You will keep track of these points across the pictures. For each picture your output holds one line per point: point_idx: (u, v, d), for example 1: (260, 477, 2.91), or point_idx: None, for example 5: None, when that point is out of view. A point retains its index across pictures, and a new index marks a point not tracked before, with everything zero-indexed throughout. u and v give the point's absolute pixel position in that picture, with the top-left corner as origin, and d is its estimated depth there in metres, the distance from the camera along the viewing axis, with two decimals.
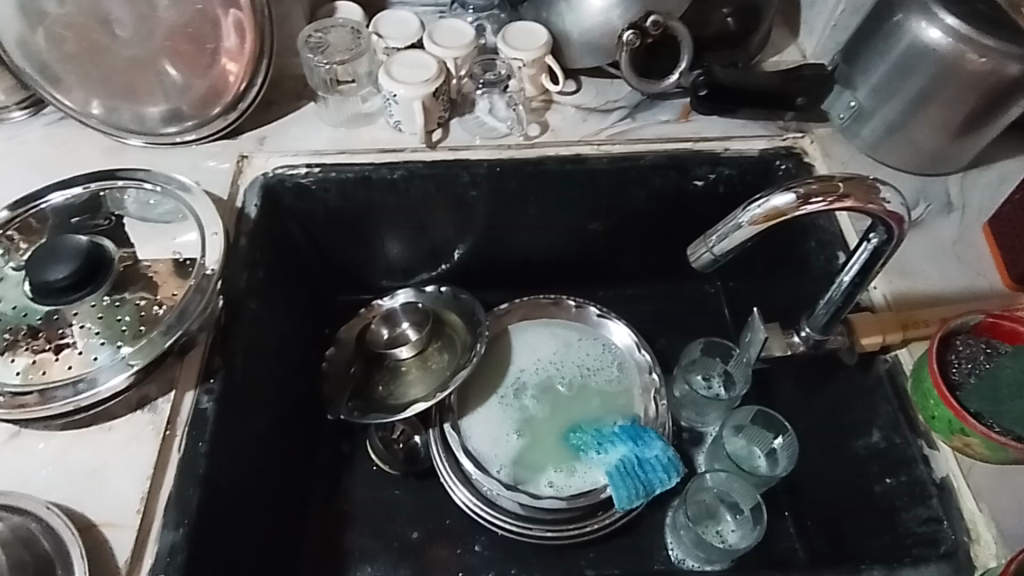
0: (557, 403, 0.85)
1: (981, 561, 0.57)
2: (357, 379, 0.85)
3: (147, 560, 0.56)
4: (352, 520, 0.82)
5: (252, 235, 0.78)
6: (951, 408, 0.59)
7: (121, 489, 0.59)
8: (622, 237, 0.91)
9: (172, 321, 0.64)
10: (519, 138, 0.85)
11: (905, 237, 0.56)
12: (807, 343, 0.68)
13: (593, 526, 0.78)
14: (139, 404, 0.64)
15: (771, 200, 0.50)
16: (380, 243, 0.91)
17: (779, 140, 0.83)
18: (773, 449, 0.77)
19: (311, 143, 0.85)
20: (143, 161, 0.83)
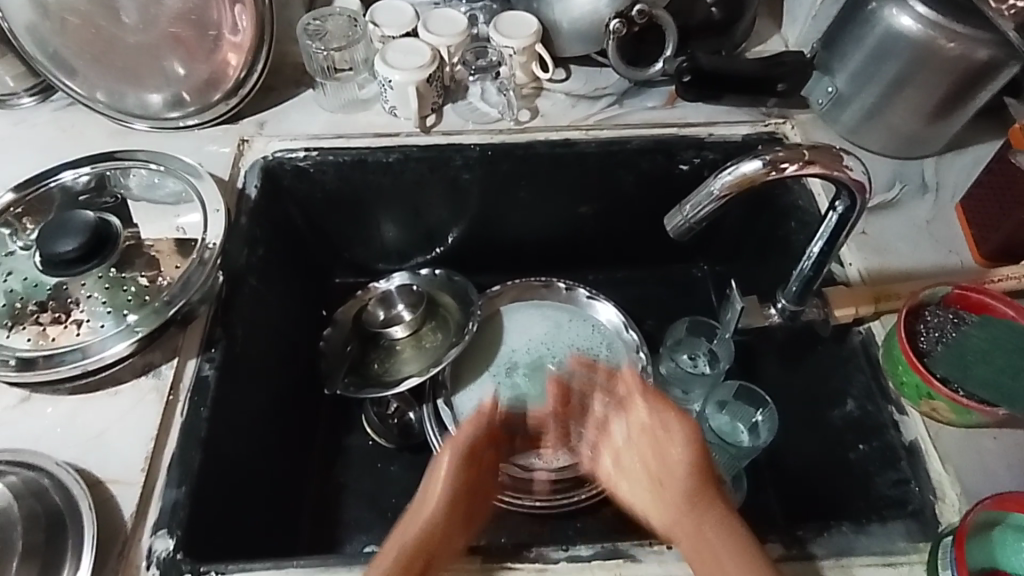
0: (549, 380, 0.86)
1: (946, 517, 0.59)
2: (353, 356, 0.89)
3: (151, 515, 0.59)
4: (348, 491, 0.84)
5: (252, 214, 0.81)
6: (919, 373, 0.61)
7: (127, 449, 0.62)
8: (611, 221, 0.94)
9: (176, 292, 0.68)
10: (510, 122, 0.88)
11: (868, 205, 0.59)
12: (783, 315, 0.71)
13: (581, 496, 0.79)
14: (144, 370, 0.67)
15: (741, 167, 0.53)
16: (376, 225, 0.94)
17: (762, 126, 0.86)
18: (755, 424, 0.79)
19: (309, 128, 0.88)
20: (148, 144, 0.86)
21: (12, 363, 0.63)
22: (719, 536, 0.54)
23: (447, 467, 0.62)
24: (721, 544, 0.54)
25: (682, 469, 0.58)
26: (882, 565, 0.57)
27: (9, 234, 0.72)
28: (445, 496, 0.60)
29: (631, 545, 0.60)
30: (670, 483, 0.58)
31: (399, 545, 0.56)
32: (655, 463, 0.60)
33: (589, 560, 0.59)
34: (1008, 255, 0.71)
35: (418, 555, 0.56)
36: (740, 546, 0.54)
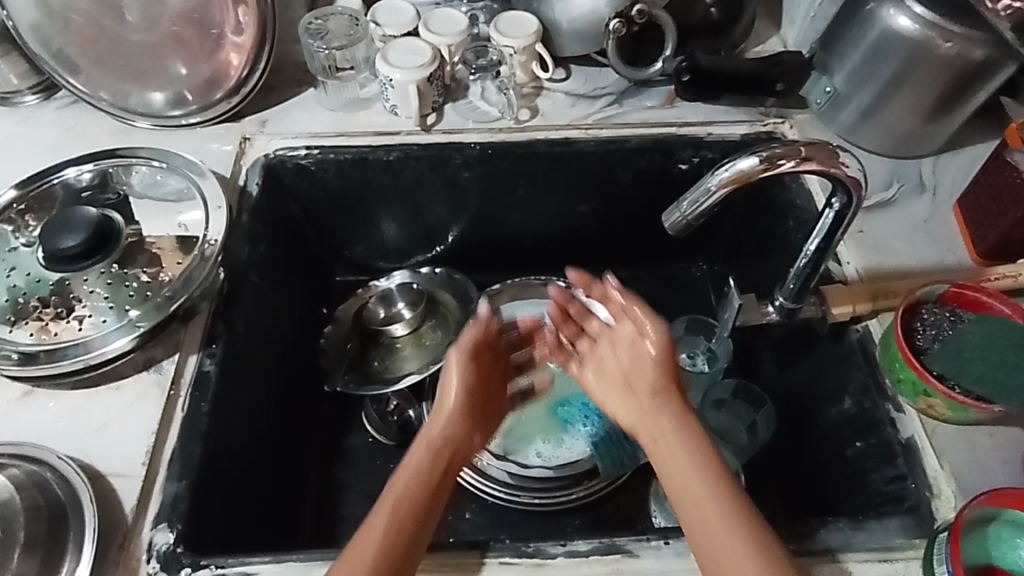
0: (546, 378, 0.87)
1: (942, 513, 0.59)
2: (353, 353, 0.89)
3: (152, 508, 0.59)
4: (347, 488, 0.84)
5: (253, 211, 0.81)
6: (915, 369, 0.62)
7: (128, 443, 0.63)
8: (610, 220, 0.95)
9: (178, 287, 0.68)
10: (510, 121, 0.88)
11: (864, 203, 0.59)
12: (780, 312, 0.70)
13: (578, 494, 0.81)
14: (146, 365, 0.68)
15: (738, 164, 0.54)
16: (377, 224, 0.95)
17: (761, 125, 0.87)
18: (754, 421, 0.81)
19: (311, 127, 0.89)
20: (150, 142, 0.87)
21: (15, 358, 0.64)
22: (693, 460, 0.55)
23: (454, 391, 0.65)
24: (694, 466, 0.54)
25: (654, 369, 0.61)
26: (879, 560, 0.57)
27: (12, 230, 0.72)
28: (456, 414, 0.64)
29: (629, 540, 0.60)
30: (639, 379, 0.61)
31: (408, 479, 0.57)
32: (629, 365, 0.63)
33: (587, 555, 0.59)
34: (1005, 253, 0.72)
35: (431, 475, 0.58)
36: (708, 466, 0.54)
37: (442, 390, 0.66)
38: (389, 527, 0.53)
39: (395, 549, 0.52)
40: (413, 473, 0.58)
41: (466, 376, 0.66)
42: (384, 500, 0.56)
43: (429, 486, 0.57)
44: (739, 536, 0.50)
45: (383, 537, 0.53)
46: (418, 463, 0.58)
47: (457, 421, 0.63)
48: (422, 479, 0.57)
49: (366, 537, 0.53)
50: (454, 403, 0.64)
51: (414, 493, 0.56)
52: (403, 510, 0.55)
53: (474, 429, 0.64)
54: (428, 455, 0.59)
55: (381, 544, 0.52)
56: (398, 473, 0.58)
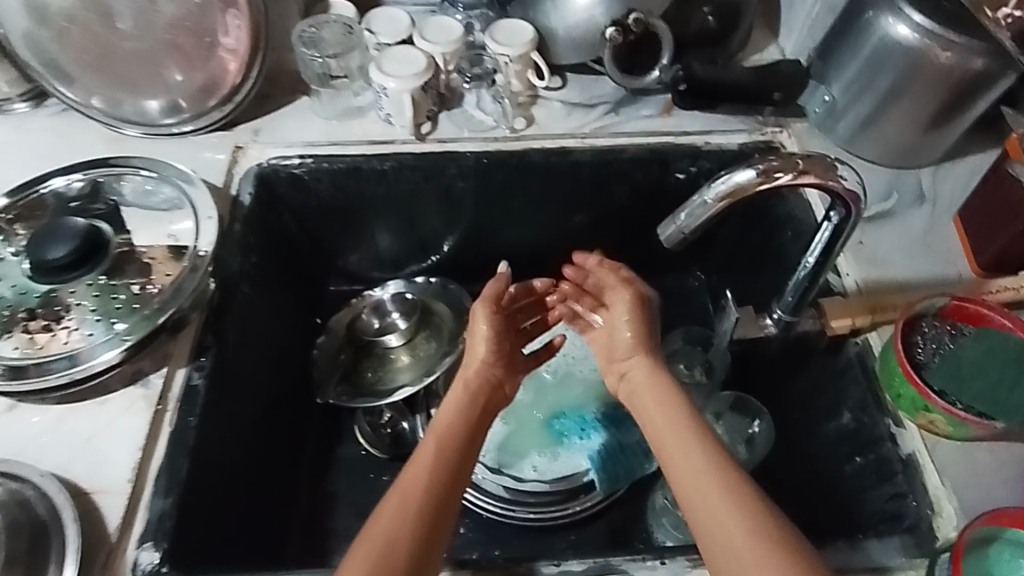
0: (542, 390, 0.87)
1: (942, 533, 0.58)
2: (346, 364, 0.90)
3: (137, 525, 0.58)
4: (338, 502, 0.83)
5: (245, 221, 0.81)
6: (915, 385, 0.61)
7: (114, 458, 0.61)
8: (605, 230, 0.94)
9: (166, 299, 0.67)
10: (505, 131, 0.88)
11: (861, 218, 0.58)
12: (778, 326, 0.70)
13: (575, 508, 0.80)
14: (133, 378, 0.66)
15: (735, 177, 0.53)
16: (371, 234, 0.94)
17: (759, 135, 0.86)
18: (752, 434, 0.78)
19: (304, 135, 0.88)
20: (142, 150, 0.86)
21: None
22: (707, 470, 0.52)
23: (478, 348, 0.69)
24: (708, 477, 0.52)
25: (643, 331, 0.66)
26: None
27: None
28: (484, 368, 0.68)
29: (622, 560, 0.59)
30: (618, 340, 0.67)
31: (444, 437, 0.60)
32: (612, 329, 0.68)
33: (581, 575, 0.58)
34: (1004, 267, 0.71)
35: (466, 422, 0.62)
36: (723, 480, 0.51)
37: (466, 346, 0.70)
38: (417, 487, 0.55)
39: (423, 510, 0.54)
40: (450, 423, 0.62)
41: (491, 335, 0.69)
42: (418, 455, 0.59)
43: (464, 434, 0.61)
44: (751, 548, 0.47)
45: (407, 504, 0.54)
46: (455, 411, 0.63)
47: (487, 373, 0.67)
48: (457, 430, 0.61)
49: (389, 505, 0.54)
50: (482, 359, 0.68)
51: (449, 445, 0.60)
52: (435, 465, 0.57)
53: (499, 389, 0.67)
54: (462, 405, 0.64)
55: (405, 511, 0.54)
56: (436, 423, 0.62)
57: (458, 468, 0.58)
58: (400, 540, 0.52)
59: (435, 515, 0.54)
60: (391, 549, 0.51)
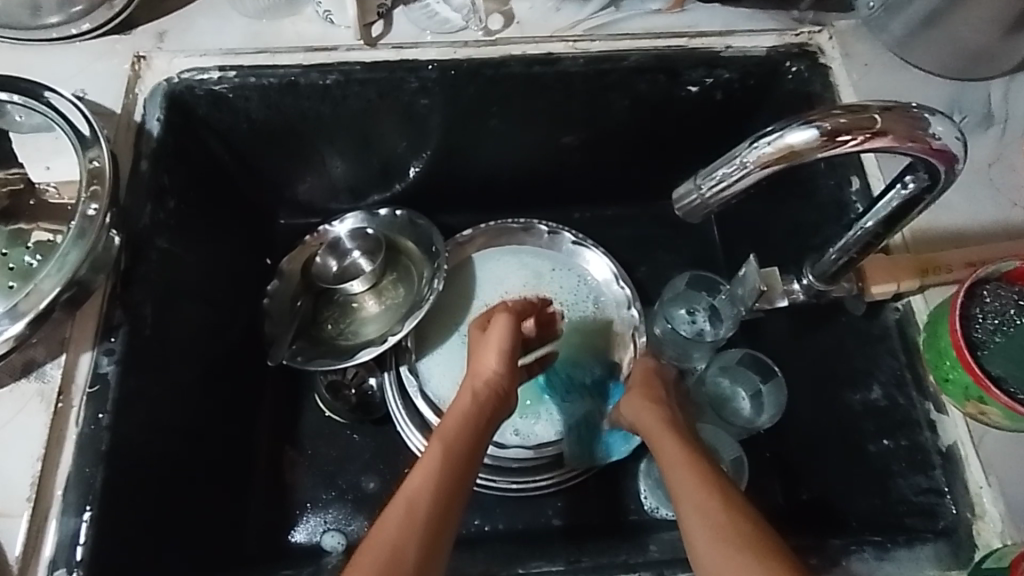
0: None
1: (982, 539, 0.51)
2: (303, 316, 0.78)
3: (45, 550, 0.50)
4: (301, 470, 0.75)
5: (155, 157, 0.65)
6: (970, 373, 0.51)
7: (9, 470, 0.52)
8: (599, 153, 0.79)
9: (50, 270, 0.54)
10: (477, 33, 0.70)
11: (953, 182, 0.43)
12: (808, 292, 0.58)
13: (561, 476, 0.73)
14: (24, 370, 0.55)
15: (786, 135, 0.38)
16: (320, 160, 0.79)
17: (791, 36, 0.69)
18: (759, 393, 0.70)
19: (222, 40, 0.70)
20: (12, 61, 0.68)
21: None
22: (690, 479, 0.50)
23: (490, 359, 0.61)
24: (689, 490, 0.49)
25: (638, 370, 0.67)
26: None
27: None
28: (494, 378, 0.60)
29: None
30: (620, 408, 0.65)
31: (454, 437, 0.54)
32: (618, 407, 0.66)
33: None
34: None
35: (476, 423, 0.56)
36: (705, 491, 0.49)
37: (473, 357, 0.62)
38: (426, 491, 0.48)
39: (434, 515, 0.47)
40: (458, 422, 0.56)
41: (506, 346, 0.62)
42: (424, 458, 0.52)
43: (471, 435, 0.55)
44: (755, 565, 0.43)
45: (414, 511, 0.47)
46: (464, 411, 0.57)
47: (494, 382, 0.60)
48: (463, 432, 0.54)
49: (392, 515, 0.46)
50: (494, 369, 0.61)
51: (457, 447, 0.53)
52: (445, 467, 0.50)
53: (508, 400, 0.61)
54: (467, 410, 0.57)
55: (414, 515, 0.46)
56: (441, 426, 0.56)
57: (467, 469, 0.52)
58: (406, 549, 0.44)
59: (445, 522, 0.47)
60: (398, 561, 0.44)
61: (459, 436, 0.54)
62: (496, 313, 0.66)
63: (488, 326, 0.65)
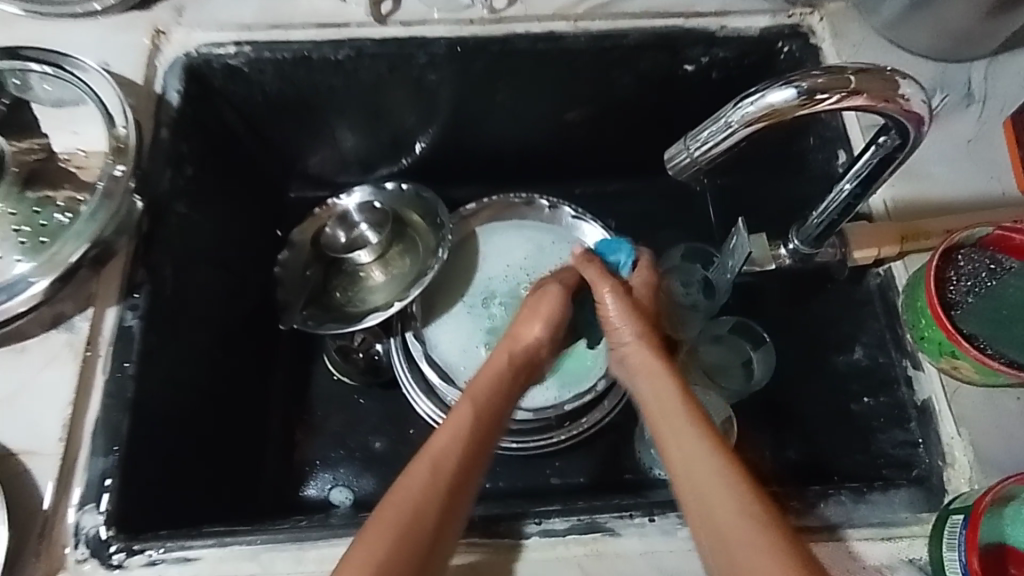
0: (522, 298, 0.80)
1: (953, 485, 0.54)
2: (313, 284, 0.81)
3: (76, 487, 0.53)
4: (312, 430, 0.79)
5: (174, 125, 0.68)
6: (942, 329, 0.54)
7: (40, 414, 0.55)
8: (599, 129, 0.82)
9: (80, 229, 0.58)
10: (482, 11, 0.73)
11: (921, 143, 0.47)
12: (794, 256, 0.62)
13: (559, 437, 0.77)
14: (54, 322, 0.58)
15: (769, 95, 0.42)
16: (331, 133, 0.82)
17: (785, 17, 0.72)
18: (750, 360, 0.72)
19: (237, 15, 0.72)
20: (39, 33, 0.71)
21: None
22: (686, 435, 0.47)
23: (531, 328, 0.60)
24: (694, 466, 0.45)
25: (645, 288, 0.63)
26: (878, 536, 0.53)
27: None
28: (533, 344, 0.60)
29: (609, 517, 0.53)
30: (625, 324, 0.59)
31: (485, 397, 0.54)
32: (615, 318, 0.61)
33: (564, 534, 0.53)
34: None
35: (508, 388, 0.56)
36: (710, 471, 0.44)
37: (516, 321, 0.61)
38: (450, 455, 0.49)
39: (455, 483, 0.48)
40: (491, 384, 0.55)
41: (552, 313, 0.61)
42: (453, 416, 0.51)
43: (501, 399, 0.55)
44: (752, 544, 0.40)
45: (438, 472, 0.47)
46: (498, 373, 0.56)
47: (532, 350, 0.60)
48: (495, 395, 0.54)
49: (416, 475, 0.47)
50: (534, 337, 0.60)
51: (488, 412, 0.53)
52: (472, 433, 0.50)
53: (540, 366, 0.61)
54: (502, 373, 0.56)
55: (437, 478, 0.47)
56: (473, 386, 0.55)
57: (494, 432, 0.52)
58: (425, 514, 0.46)
59: (464, 490, 0.48)
60: (416, 524, 0.45)
61: (490, 398, 0.54)
62: (552, 282, 0.62)
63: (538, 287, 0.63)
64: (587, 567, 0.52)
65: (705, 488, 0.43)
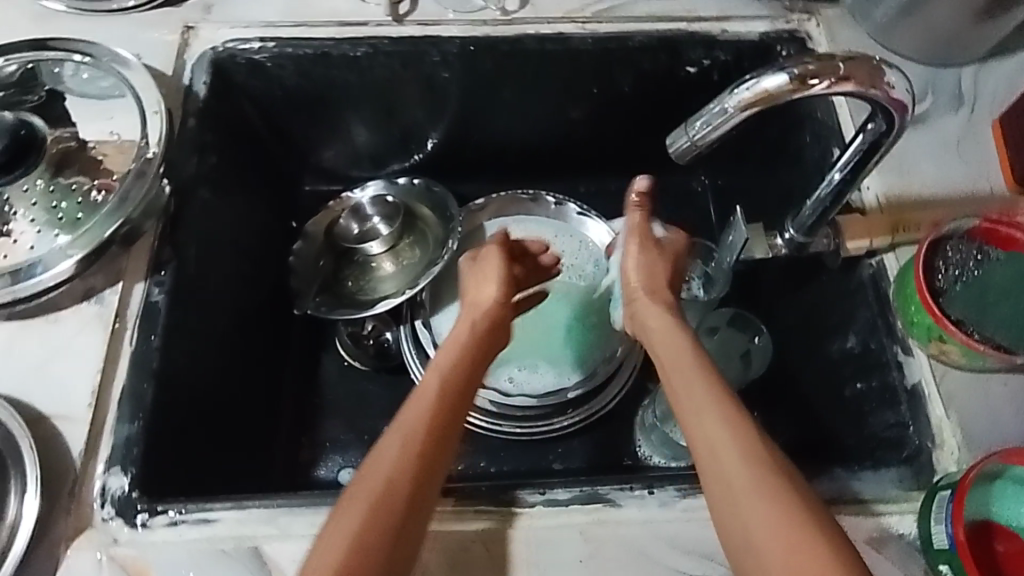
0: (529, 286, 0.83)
1: (942, 465, 0.57)
2: (326, 273, 0.84)
3: (103, 451, 0.56)
4: (322, 412, 0.81)
5: (200, 115, 0.72)
6: (930, 314, 0.56)
7: (71, 380, 0.58)
8: (605, 128, 0.85)
9: (113, 208, 0.60)
10: (495, 13, 0.77)
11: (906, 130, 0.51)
12: (790, 246, 0.65)
13: (561, 423, 0.79)
14: (85, 296, 0.62)
15: (763, 82, 0.45)
16: (346, 128, 0.85)
17: (782, 23, 0.76)
18: (749, 350, 0.75)
19: (263, 13, 0.76)
20: (75, 27, 0.75)
21: None
22: (684, 378, 0.50)
23: (490, 289, 0.64)
24: (701, 415, 0.47)
25: (674, 246, 0.66)
26: (868, 511, 0.55)
27: None
28: (495, 306, 0.63)
29: (610, 488, 0.56)
30: (653, 279, 0.62)
31: (450, 367, 0.56)
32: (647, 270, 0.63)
33: (567, 504, 0.55)
34: None
35: (474, 354, 0.58)
36: (715, 420, 0.46)
37: (473, 288, 0.65)
38: (416, 427, 0.50)
39: (424, 453, 0.49)
40: (456, 355, 0.57)
41: (500, 275, 0.65)
42: (417, 393, 0.53)
43: (469, 367, 0.57)
44: (756, 488, 0.43)
45: (408, 440, 0.49)
46: (461, 343, 0.59)
47: (494, 311, 0.63)
48: (461, 364, 0.56)
49: (388, 447, 0.49)
50: (494, 299, 0.63)
51: (453, 383, 0.54)
52: (438, 402, 0.52)
53: (505, 329, 0.63)
54: (466, 341, 0.59)
55: (406, 451, 0.48)
56: (438, 361, 0.57)
57: (462, 398, 0.54)
58: (399, 484, 0.47)
59: (436, 459, 0.49)
60: (392, 492, 0.46)
61: (453, 370, 0.56)
62: (487, 246, 0.68)
63: (479, 256, 0.68)
64: (589, 534, 0.55)
65: (711, 434, 0.46)
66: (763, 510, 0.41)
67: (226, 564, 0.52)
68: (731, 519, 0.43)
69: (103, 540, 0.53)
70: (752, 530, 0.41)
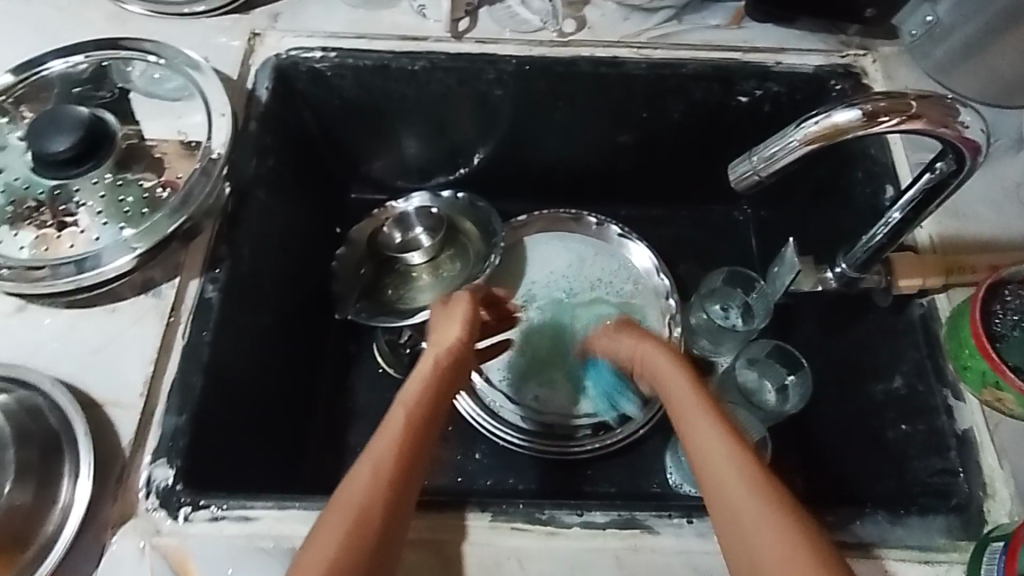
0: (571, 304, 0.84)
1: (992, 516, 0.55)
2: (367, 280, 0.85)
3: (151, 441, 0.57)
4: (355, 418, 0.82)
5: (261, 119, 0.74)
6: (988, 360, 0.55)
7: (125, 369, 0.60)
8: (652, 153, 0.86)
9: (177, 205, 0.62)
10: (552, 34, 0.78)
11: (975, 171, 0.51)
12: (840, 281, 0.65)
13: (591, 445, 0.78)
14: (144, 287, 0.64)
15: (832, 116, 0.46)
16: (397, 140, 0.87)
17: (838, 57, 0.76)
18: (785, 385, 0.74)
19: (327, 24, 0.79)
20: (149, 29, 0.78)
21: (12, 270, 0.59)
22: (689, 412, 0.52)
23: (453, 329, 0.64)
24: (704, 440, 0.48)
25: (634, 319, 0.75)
26: (913, 559, 0.54)
27: (7, 124, 0.66)
28: (457, 346, 0.63)
29: (648, 515, 0.55)
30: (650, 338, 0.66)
31: (412, 403, 0.55)
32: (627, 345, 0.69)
33: (604, 528, 0.55)
34: None
35: (436, 391, 0.57)
36: (716, 444, 0.47)
37: (437, 328, 0.65)
38: (385, 459, 0.49)
39: (397, 483, 0.48)
40: (418, 391, 0.56)
41: (463, 315, 0.65)
42: (385, 424, 0.53)
43: (433, 403, 0.56)
44: (762, 507, 0.43)
45: (381, 470, 0.48)
46: (422, 378, 0.58)
47: (456, 351, 0.62)
48: (426, 399, 0.56)
49: (358, 476, 0.48)
50: (457, 339, 0.63)
51: (418, 416, 0.54)
52: (405, 436, 0.51)
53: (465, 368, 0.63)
54: (430, 377, 0.58)
55: (378, 482, 0.48)
56: (404, 392, 0.56)
57: (428, 431, 0.53)
58: (371, 515, 0.46)
59: (407, 491, 0.49)
60: (365, 523, 0.45)
61: (419, 403, 0.55)
62: (458, 293, 0.69)
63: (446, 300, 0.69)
64: (624, 560, 0.54)
65: (715, 459, 0.47)
66: (767, 531, 0.42)
67: (264, 561, 0.53)
68: (737, 543, 0.43)
69: (146, 529, 0.54)
70: (760, 557, 0.41)
